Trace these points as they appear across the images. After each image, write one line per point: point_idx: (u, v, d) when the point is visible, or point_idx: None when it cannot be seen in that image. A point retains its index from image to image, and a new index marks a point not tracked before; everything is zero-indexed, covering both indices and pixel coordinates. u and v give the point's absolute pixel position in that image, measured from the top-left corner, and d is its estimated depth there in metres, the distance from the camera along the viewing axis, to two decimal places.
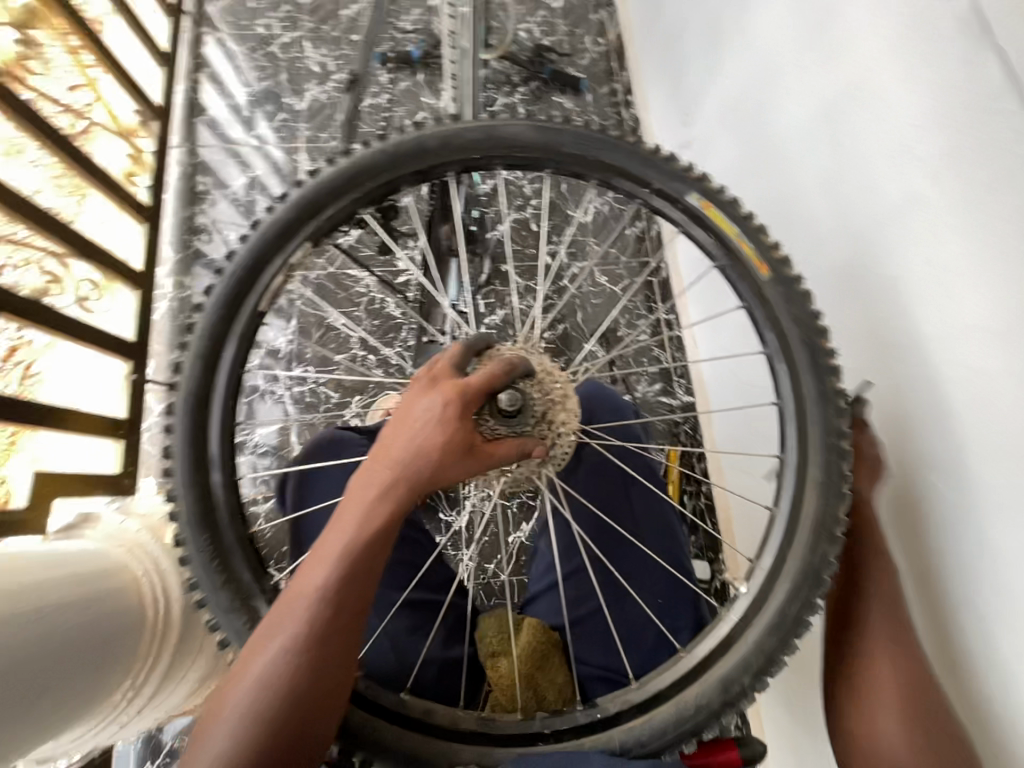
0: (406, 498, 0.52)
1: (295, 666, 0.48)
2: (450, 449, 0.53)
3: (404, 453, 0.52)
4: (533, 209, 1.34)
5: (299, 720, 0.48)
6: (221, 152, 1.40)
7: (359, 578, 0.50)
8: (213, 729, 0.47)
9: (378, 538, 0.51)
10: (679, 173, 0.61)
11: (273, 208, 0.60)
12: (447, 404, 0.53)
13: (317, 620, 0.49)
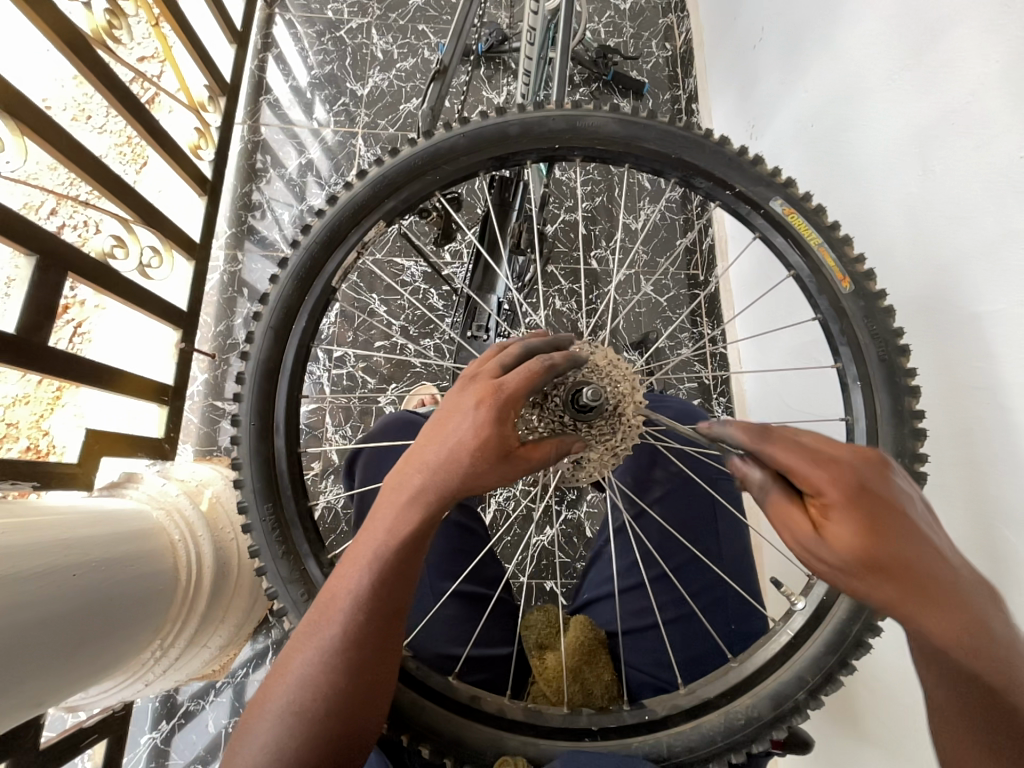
0: (438, 501, 0.50)
1: (330, 668, 0.47)
2: (486, 451, 0.49)
3: (436, 458, 0.50)
4: (585, 212, 1.30)
5: (339, 723, 0.47)
6: (280, 132, 1.43)
7: (392, 580, 0.49)
8: (254, 731, 0.47)
9: (410, 540, 0.49)
10: (767, 178, 0.60)
11: (351, 183, 0.59)
12: (483, 404, 0.49)
13: (352, 622, 0.48)
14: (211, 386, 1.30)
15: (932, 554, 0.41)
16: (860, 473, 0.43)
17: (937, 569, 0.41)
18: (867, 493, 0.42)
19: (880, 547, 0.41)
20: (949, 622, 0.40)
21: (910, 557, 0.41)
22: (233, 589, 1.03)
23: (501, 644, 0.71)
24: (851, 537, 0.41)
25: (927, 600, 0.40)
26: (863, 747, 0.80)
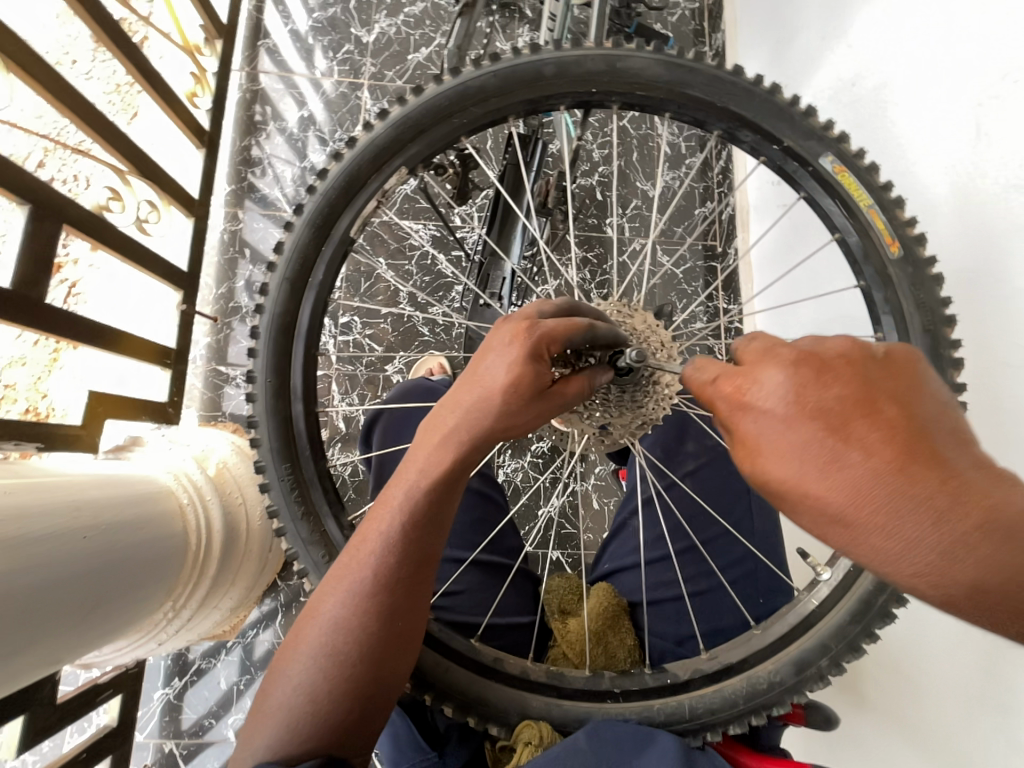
0: (468, 445, 0.48)
1: (360, 612, 0.47)
2: (523, 394, 0.47)
3: (469, 399, 0.48)
4: (601, 177, 1.24)
5: (369, 667, 0.48)
6: (279, 82, 1.34)
7: (422, 526, 0.48)
8: (287, 671, 0.48)
9: (441, 485, 0.48)
10: (818, 132, 0.56)
11: (372, 125, 0.55)
12: (517, 342, 0.47)
13: (381, 568, 0.47)
14: (214, 351, 1.27)
15: (851, 475, 0.33)
16: (751, 393, 0.37)
17: (863, 493, 0.32)
18: (761, 414, 0.36)
19: (784, 475, 0.34)
20: (895, 554, 0.32)
21: (814, 484, 0.33)
22: (243, 554, 1.03)
23: (515, 610, 0.72)
24: (760, 465, 0.35)
25: (846, 534, 0.33)
26: (863, 717, 0.82)
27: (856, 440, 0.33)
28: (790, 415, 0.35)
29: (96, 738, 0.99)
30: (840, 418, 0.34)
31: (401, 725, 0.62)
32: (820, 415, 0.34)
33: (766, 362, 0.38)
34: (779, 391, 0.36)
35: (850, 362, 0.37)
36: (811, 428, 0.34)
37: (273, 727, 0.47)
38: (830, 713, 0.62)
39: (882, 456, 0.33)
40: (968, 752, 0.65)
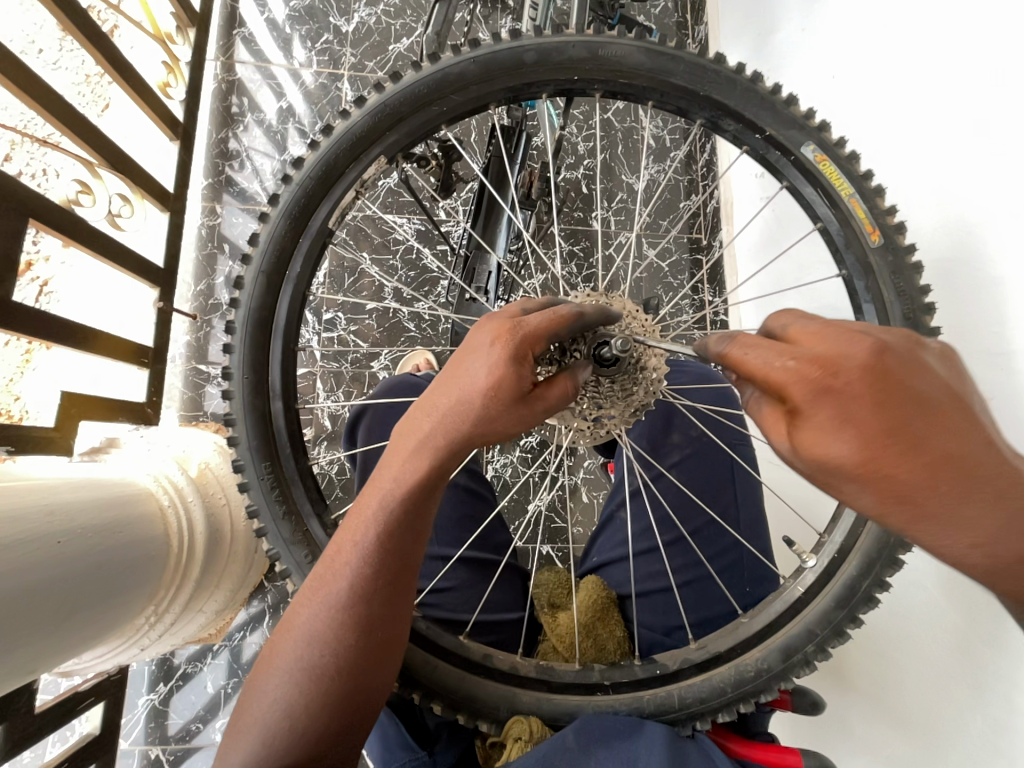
0: (444, 451, 0.48)
1: (336, 621, 0.47)
2: (501, 398, 0.46)
3: (445, 403, 0.47)
4: (587, 170, 1.23)
5: (348, 681, 0.47)
6: (256, 72, 1.31)
7: (400, 533, 0.48)
8: (264, 689, 0.47)
9: (416, 492, 0.48)
10: (800, 121, 0.56)
11: (348, 112, 0.53)
12: (498, 342, 0.46)
13: (359, 576, 0.47)
14: (193, 349, 1.24)
15: (929, 460, 0.35)
16: (841, 376, 0.36)
17: (932, 474, 0.35)
18: (847, 399, 0.36)
19: (861, 457, 0.35)
20: (946, 525, 0.36)
21: (893, 466, 0.35)
22: (227, 556, 1.01)
23: (504, 605, 0.71)
24: (829, 447, 0.36)
25: (915, 510, 0.36)
26: (848, 701, 0.83)
27: (934, 426, 0.35)
28: (879, 401, 0.35)
29: (78, 748, 0.97)
30: (921, 404, 0.36)
31: (391, 726, 0.61)
32: (898, 400, 0.35)
33: (849, 342, 0.37)
34: (868, 377, 0.35)
35: (916, 348, 0.38)
36: (898, 415, 0.35)
37: (245, 749, 0.45)
38: (815, 697, 0.63)
39: (943, 439, 0.35)
40: (948, 731, 0.66)
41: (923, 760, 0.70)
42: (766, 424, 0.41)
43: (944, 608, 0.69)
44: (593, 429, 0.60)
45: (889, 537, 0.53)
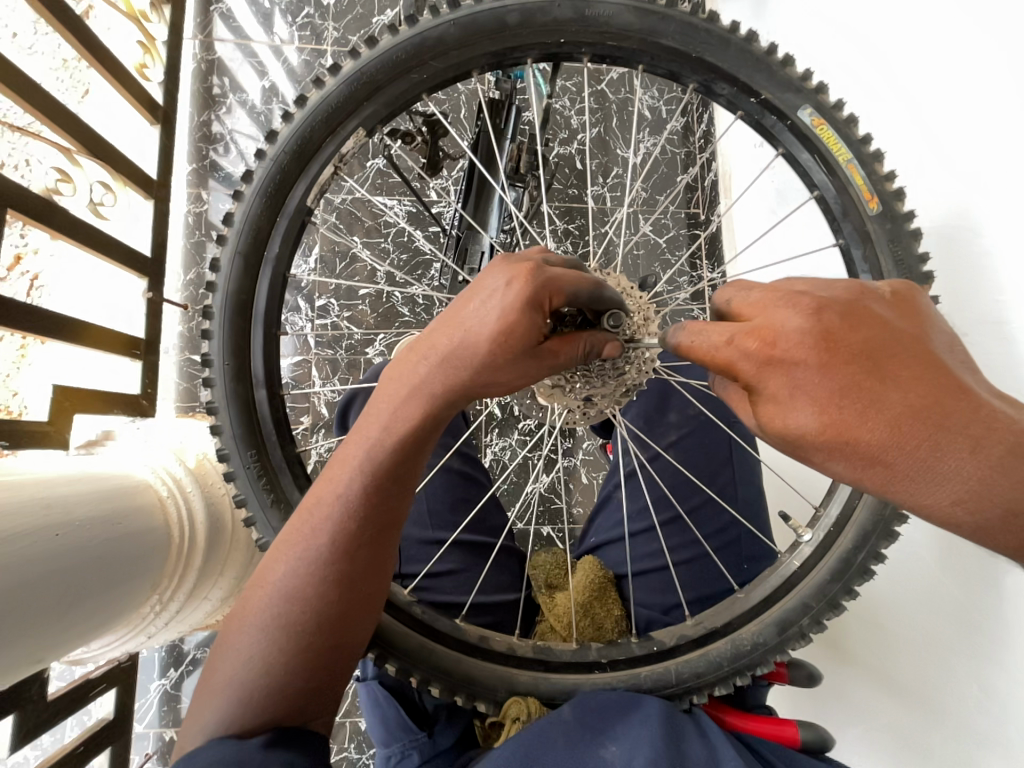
0: (440, 398, 0.46)
1: (318, 577, 0.47)
2: (512, 347, 0.43)
3: (448, 345, 0.44)
4: (580, 144, 1.19)
5: (327, 635, 0.48)
6: (237, 50, 1.26)
7: (384, 487, 0.47)
8: (236, 640, 0.48)
9: (406, 442, 0.47)
10: (797, 83, 0.53)
11: (322, 82, 0.51)
12: (516, 284, 0.42)
13: (340, 531, 0.47)
14: (186, 339, 1.22)
15: (892, 415, 0.35)
16: (779, 345, 0.37)
17: (899, 432, 0.35)
18: (794, 366, 0.37)
19: (820, 424, 0.36)
20: (938, 485, 0.35)
21: (856, 428, 0.35)
22: (229, 545, 1.01)
23: (501, 587, 0.72)
24: (788, 420, 0.37)
25: (891, 472, 0.35)
26: (847, 672, 0.84)
27: (891, 380, 0.35)
28: (823, 363, 0.36)
29: (93, 731, 0.99)
30: (869, 360, 0.36)
31: (388, 707, 0.63)
32: (851, 359, 0.36)
33: (784, 309, 0.38)
34: (807, 339, 0.36)
35: (865, 303, 0.39)
36: (851, 375, 0.35)
37: (223, 702, 0.47)
38: (812, 669, 0.63)
39: (907, 393, 0.35)
40: (945, 700, 0.67)
41: (921, 727, 0.70)
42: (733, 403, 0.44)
43: (943, 580, 0.68)
44: (586, 410, 0.60)
45: (886, 510, 0.52)
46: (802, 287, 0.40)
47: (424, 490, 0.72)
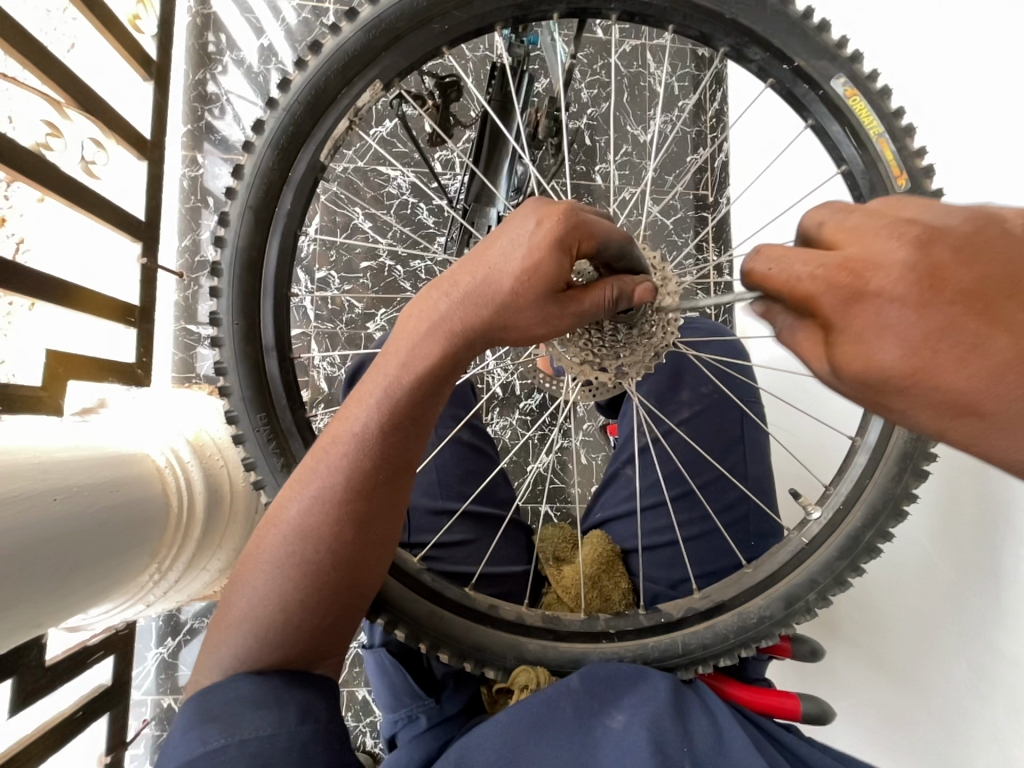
0: (462, 338, 0.45)
1: (333, 516, 0.47)
2: (539, 290, 0.42)
3: (473, 283, 0.43)
4: (592, 118, 1.16)
5: (341, 576, 0.48)
6: (233, 5, 1.20)
7: (401, 427, 0.47)
8: (252, 578, 0.48)
9: (424, 382, 0.46)
10: (831, 50, 0.51)
11: (338, 28, 0.48)
12: (547, 224, 0.41)
13: (356, 469, 0.47)
14: (182, 309, 1.19)
15: (994, 360, 0.31)
16: (873, 280, 0.33)
17: (994, 375, 0.31)
18: (887, 301, 0.32)
19: (911, 367, 0.32)
20: (1017, 432, 0.32)
21: (947, 373, 0.32)
22: (229, 516, 1.00)
23: (509, 558, 0.72)
24: (873, 357, 0.33)
25: (979, 422, 0.32)
26: (837, 650, 0.86)
27: (1000, 322, 0.31)
28: (922, 301, 0.32)
29: (92, 697, 1.00)
30: (978, 298, 0.32)
31: (396, 675, 0.63)
32: (960, 298, 0.31)
33: (886, 241, 0.33)
34: (909, 275, 0.32)
35: (981, 228, 0.34)
36: (950, 309, 0.32)
37: (240, 636, 0.48)
38: (813, 644, 0.64)
39: (1018, 334, 0.31)
40: (935, 675, 0.69)
41: (909, 702, 0.73)
42: (805, 346, 0.38)
43: (939, 560, 0.70)
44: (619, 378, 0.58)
45: (895, 488, 0.52)
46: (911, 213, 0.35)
47: (433, 461, 0.71)
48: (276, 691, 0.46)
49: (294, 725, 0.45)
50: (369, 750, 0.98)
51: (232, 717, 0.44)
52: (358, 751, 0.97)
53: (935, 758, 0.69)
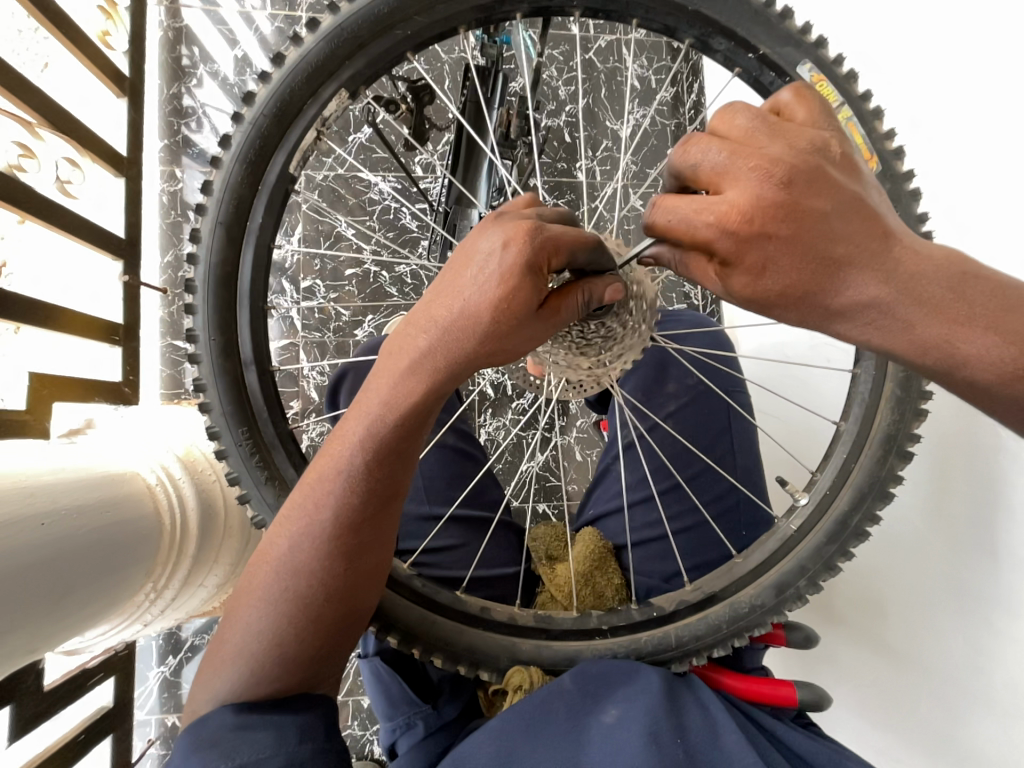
0: (439, 372, 0.45)
1: (323, 553, 0.47)
2: (514, 312, 0.42)
3: (447, 316, 0.43)
4: (570, 115, 1.15)
5: (336, 607, 0.48)
6: (205, 18, 1.19)
7: (387, 461, 0.47)
8: (246, 618, 0.48)
9: (407, 416, 0.46)
10: (795, 37, 0.51)
11: (301, 38, 0.48)
12: (514, 247, 0.41)
13: (344, 504, 0.47)
14: (168, 325, 1.19)
15: (842, 270, 0.36)
16: (754, 219, 0.35)
17: (841, 280, 0.36)
18: (766, 238, 0.35)
19: (787, 288, 0.37)
20: (875, 322, 0.37)
21: (813, 287, 0.36)
22: (224, 531, 0.99)
23: (502, 560, 0.72)
24: (757, 287, 0.37)
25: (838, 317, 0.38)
26: (835, 632, 0.86)
27: (841, 237, 0.35)
28: (789, 231, 0.35)
29: (95, 719, 0.99)
30: (827, 220, 0.35)
31: (393, 683, 0.63)
32: (814, 223, 0.35)
33: (752, 178, 0.35)
34: (776, 207, 0.34)
35: (810, 154, 0.35)
36: (809, 234, 0.35)
37: (238, 669, 0.48)
38: (809, 632, 0.64)
39: (862, 241, 0.36)
40: (933, 655, 0.70)
41: (906, 684, 0.73)
42: (696, 270, 0.40)
43: (931, 539, 0.70)
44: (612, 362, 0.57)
45: (880, 470, 0.53)
46: (762, 148, 0.35)
47: (421, 467, 0.71)
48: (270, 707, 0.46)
49: (291, 741, 0.45)
50: (376, 758, 0.98)
51: (232, 741, 0.44)
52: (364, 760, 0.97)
53: (936, 737, 0.69)
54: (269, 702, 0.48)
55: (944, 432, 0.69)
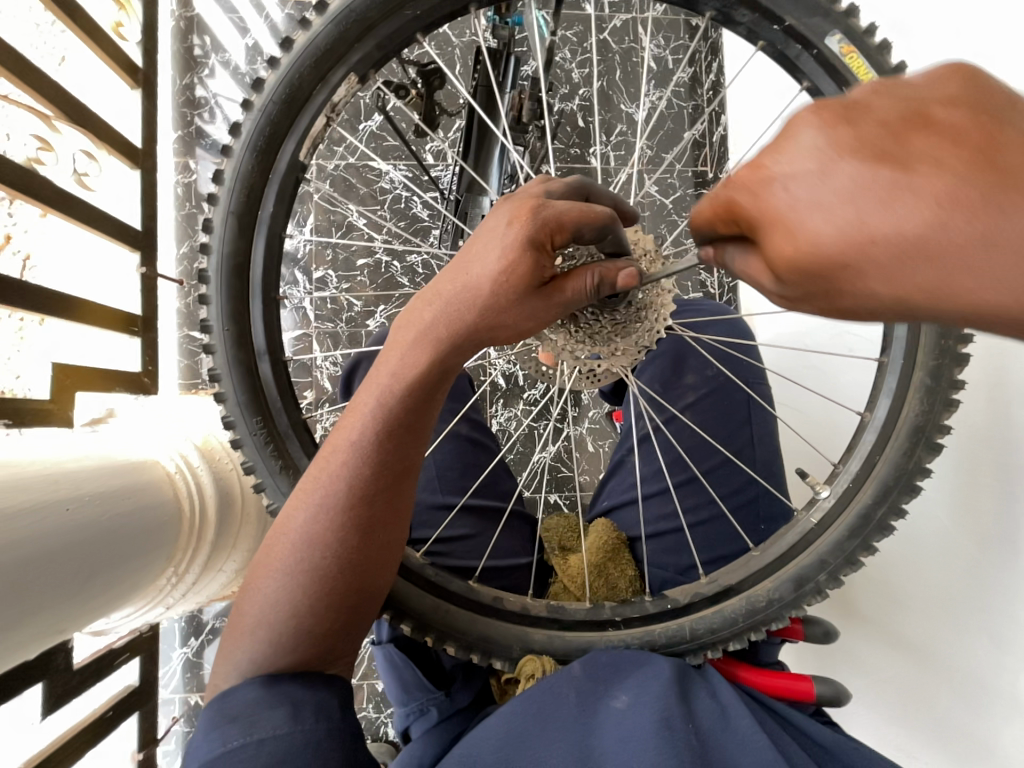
0: (447, 344, 0.44)
1: (335, 525, 0.47)
2: (515, 288, 0.41)
3: (452, 290, 0.43)
4: (584, 99, 1.12)
5: (349, 583, 0.49)
6: (216, 6, 1.19)
7: (397, 436, 0.47)
8: (262, 589, 0.49)
9: (416, 389, 0.46)
10: (824, 6, 0.49)
11: (308, 21, 0.47)
12: (517, 224, 0.41)
13: (356, 478, 0.47)
14: (184, 316, 1.20)
15: (927, 200, 0.24)
16: (769, 158, 0.29)
17: (911, 192, 0.25)
18: (792, 176, 0.28)
19: (841, 240, 0.27)
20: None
21: (890, 227, 0.25)
22: (241, 517, 1.01)
23: (514, 551, 0.72)
24: (807, 242, 0.28)
25: (944, 274, 0.25)
26: (854, 627, 0.85)
27: (923, 160, 0.25)
28: (832, 161, 0.27)
29: (121, 697, 1.03)
30: (894, 143, 0.26)
31: (406, 670, 0.64)
32: (867, 149, 0.26)
33: (780, 124, 0.29)
34: (805, 145, 0.28)
35: (887, 99, 0.28)
36: (869, 164, 0.26)
37: (255, 643, 0.49)
38: (827, 626, 0.63)
39: (962, 162, 0.25)
40: (958, 653, 0.67)
41: (927, 680, 0.72)
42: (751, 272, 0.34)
43: (959, 536, 0.68)
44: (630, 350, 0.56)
45: (907, 463, 0.51)
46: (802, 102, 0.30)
47: (433, 457, 0.71)
48: (287, 690, 0.47)
49: (309, 723, 0.46)
50: (390, 740, 1.00)
51: (249, 719, 0.45)
52: (380, 742, 0.99)
53: (957, 733, 0.68)
54: (285, 676, 0.48)
55: (974, 425, 0.67)
